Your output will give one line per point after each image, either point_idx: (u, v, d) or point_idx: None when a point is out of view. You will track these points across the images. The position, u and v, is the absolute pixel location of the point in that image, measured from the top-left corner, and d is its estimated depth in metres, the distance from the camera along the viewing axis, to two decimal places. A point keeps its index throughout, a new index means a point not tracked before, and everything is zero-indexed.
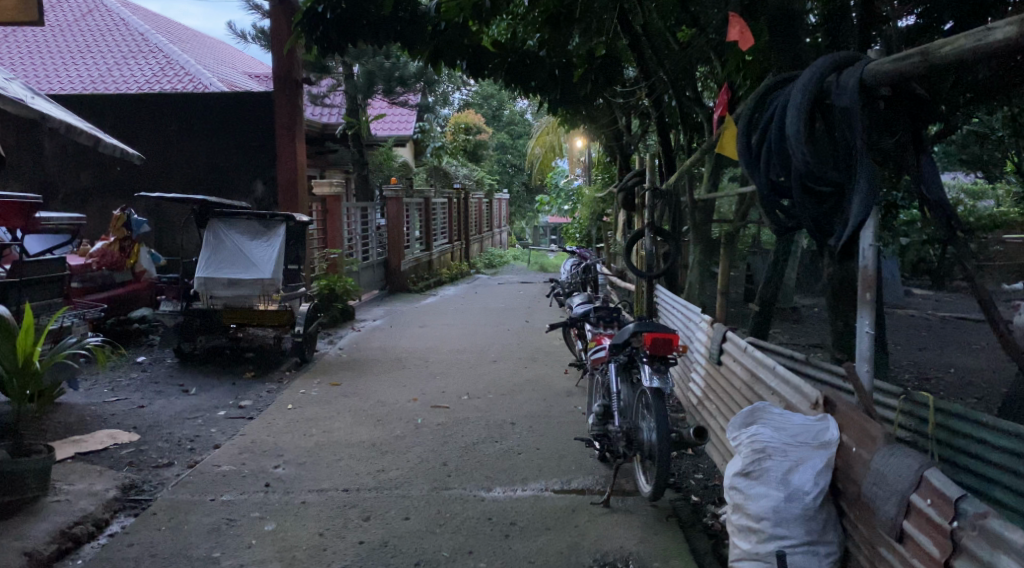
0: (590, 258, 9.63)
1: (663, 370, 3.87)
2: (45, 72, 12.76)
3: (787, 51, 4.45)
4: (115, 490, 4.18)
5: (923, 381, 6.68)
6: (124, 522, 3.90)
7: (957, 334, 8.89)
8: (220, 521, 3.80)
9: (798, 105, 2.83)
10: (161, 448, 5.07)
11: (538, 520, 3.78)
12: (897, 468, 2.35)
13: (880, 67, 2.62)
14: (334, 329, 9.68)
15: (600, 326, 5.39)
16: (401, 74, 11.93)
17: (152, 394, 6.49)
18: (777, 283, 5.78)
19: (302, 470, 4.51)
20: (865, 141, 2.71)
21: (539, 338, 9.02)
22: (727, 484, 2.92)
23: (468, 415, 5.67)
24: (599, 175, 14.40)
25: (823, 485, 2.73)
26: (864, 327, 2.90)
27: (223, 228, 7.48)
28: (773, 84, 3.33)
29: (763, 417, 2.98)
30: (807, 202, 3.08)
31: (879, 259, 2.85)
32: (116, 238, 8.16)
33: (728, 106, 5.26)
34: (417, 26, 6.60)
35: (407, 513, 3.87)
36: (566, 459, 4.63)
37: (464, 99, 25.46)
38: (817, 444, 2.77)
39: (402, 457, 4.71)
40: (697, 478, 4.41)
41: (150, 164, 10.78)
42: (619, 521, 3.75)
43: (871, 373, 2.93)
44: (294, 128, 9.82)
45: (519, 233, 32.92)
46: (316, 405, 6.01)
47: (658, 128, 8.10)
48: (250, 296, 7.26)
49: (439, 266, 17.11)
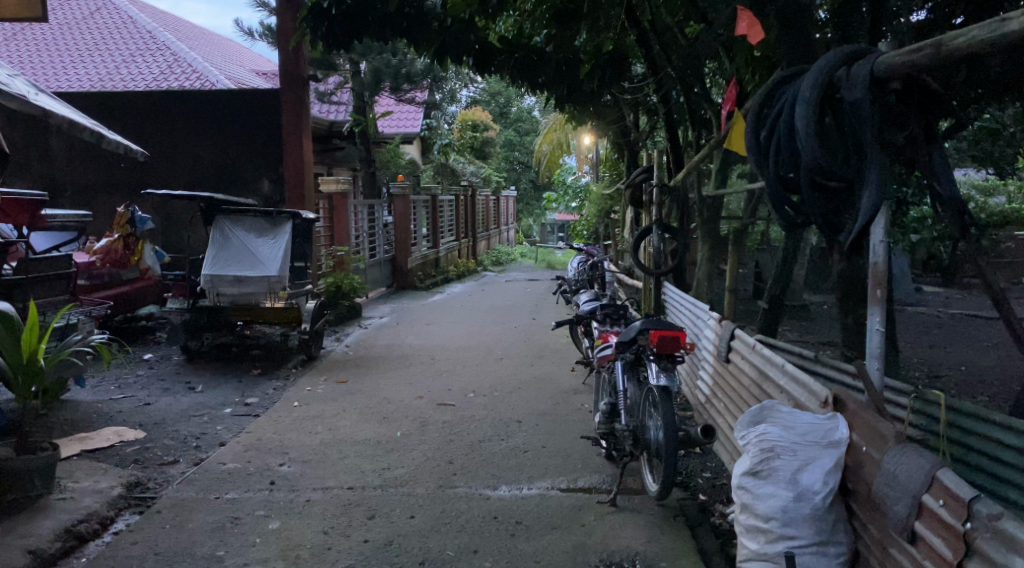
0: (597, 255, 9.59)
1: (671, 368, 3.83)
2: (53, 70, 12.79)
3: (796, 45, 4.39)
4: (120, 488, 4.17)
5: (934, 379, 6.61)
6: (129, 520, 3.90)
7: (967, 331, 8.82)
8: (224, 520, 3.79)
9: (807, 99, 2.78)
10: (167, 445, 5.06)
11: (543, 520, 3.74)
12: (908, 468, 2.31)
13: (891, 59, 2.56)
14: (341, 326, 9.69)
15: (607, 323, 5.37)
16: (407, 71, 11.91)
17: (159, 391, 6.49)
18: (786, 280, 5.73)
19: (307, 468, 4.49)
20: (875, 135, 2.65)
21: (545, 335, 9.00)
22: (734, 484, 2.89)
23: (474, 412, 5.66)
24: (606, 172, 14.37)
25: (833, 485, 2.68)
26: (875, 325, 2.86)
27: (229, 225, 7.48)
28: (782, 78, 3.29)
29: (771, 415, 2.93)
30: (817, 198, 3.03)
31: (890, 255, 2.80)
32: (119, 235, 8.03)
33: (736, 100, 5.21)
34: (423, 22, 6.54)
35: (411, 512, 3.84)
36: (572, 458, 4.60)
37: (471, 97, 25.48)
38: (827, 443, 2.73)
39: (408, 455, 4.69)
40: (704, 477, 4.37)
41: (157, 162, 10.79)
42: (625, 520, 3.72)
43: (881, 371, 2.89)
44: (300, 125, 9.84)
45: (526, 231, 32.89)
46: (323, 402, 6.01)
47: (666, 124, 8.05)
48: (257, 293, 7.26)
49: (446, 263, 17.11)
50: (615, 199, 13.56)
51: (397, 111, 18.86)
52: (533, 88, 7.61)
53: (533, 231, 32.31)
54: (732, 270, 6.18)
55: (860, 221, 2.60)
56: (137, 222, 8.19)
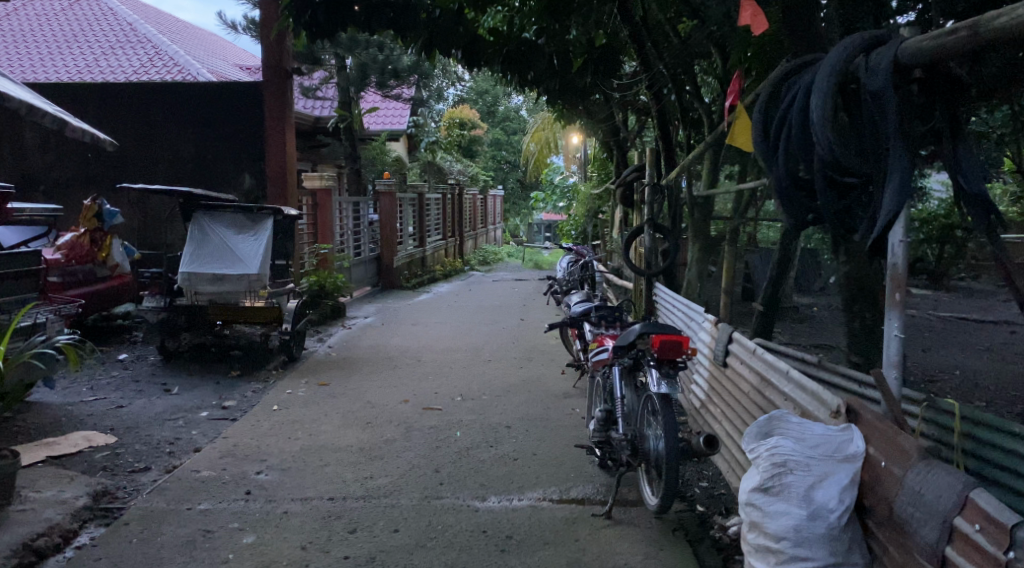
0: (587, 254, 9.40)
1: (672, 375, 3.63)
2: (29, 61, 12.45)
3: (802, 38, 4.17)
4: (85, 497, 3.91)
5: (930, 383, 6.48)
6: (94, 533, 3.64)
7: (961, 334, 8.71)
8: (195, 533, 3.56)
9: (823, 88, 2.62)
10: (139, 451, 4.82)
11: (536, 534, 3.54)
12: (937, 488, 2.13)
13: (917, 45, 2.40)
14: (324, 326, 9.45)
15: (601, 326, 5.19)
16: (394, 67, 11.66)
17: (133, 393, 6.23)
18: (784, 282, 5.56)
19: (286, 476, 4.27)
20: (898, 127, 2.48)
21: (533, 337, 8.80)
22: (742, 501, 2.71)
23: (462, 417, 5.45)
24: (594, 171, 14.22)
25: (849, 502, 2.51)
26: (893, 331, 2.69)
27: (208, 221, 7.17)
28: (790, 68, 3.13)
29: (781, 426, 2.74)
30: (829, 194, 2.86)
31: (910, 255, 2.63)
32: (86, 230, 7.74)
33: (739, 94, 5.00)
34: (411, 11, 6.25)
35: (395, 525, 3.63)
36: (564, 467, 4.40)
37: (459, 95, 25.29)
38: (841, 457, 2.55)
39: (392, 463, 4.48)
40: (701, 486, 4.19)
41: (135, 156, 10.48)
42: (622, 535, 3.53)
43: (899, 381, 2.72)
44: (284, 121, 9.60)
45: (514, 231, 32.39)
46: (304, 406, 5.77)
47: (659, 123, 7.74)
48: (236, 292, 7.02)
49: (432, 263, 16.88)
50: (603, 199, 13.42)
51: (384, 107, 18.63)
52: (523, 83, 7.43)
53: (520, 230, 32.09)
54: (726, 271, 6.00)
55: (882, 219, 2.42)
56: (105, 214, 7.81)
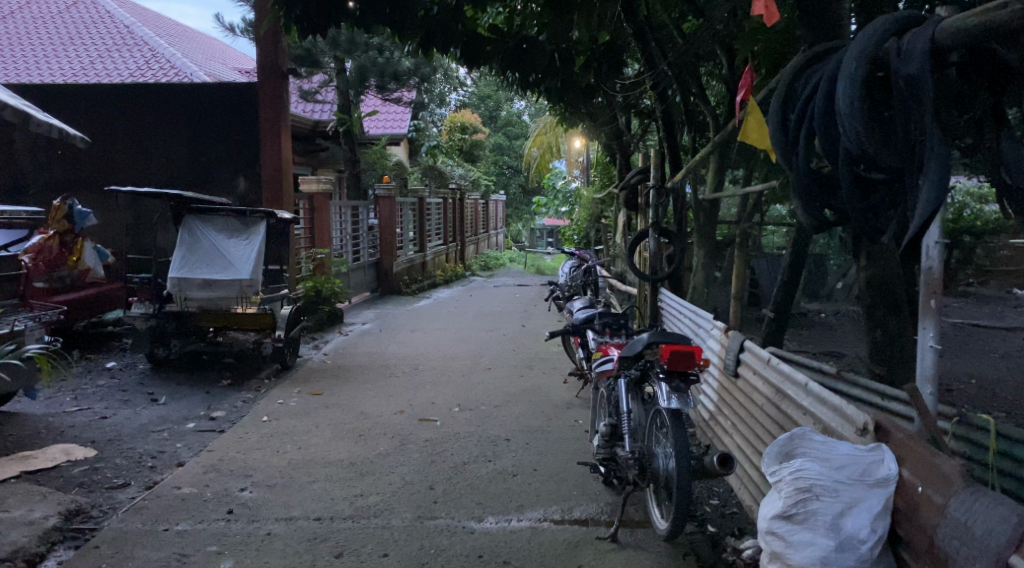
0: (590, 259, 9.14)
1: (683, 388, 3.37)
2: (22, 64, 12.26)
3: (822, 27, 3.89)
4: (56, 518, 3.67)
5: (946, 393, 6.19)
6: (61, 557, 3.38)
7: (975, 342, 8.42)
8: (171, 557, 3.32)
9: (852, 75, 2.39)
10: (119, 465, 4.58)
11: (535, 560, 3.29)
12: (986, 522, 1.89)
13: (956, 25, 2.17)
14: (321, 333, 9.23)
15: (606, 334, 4.97)
16: (394, 70, 11.42)
17: (119, 403, 6.00)
18: (796, 288, 5.31)
19: (271, 494, 4.02)
20: (934, 117, 2.23)
21: (533, 344, 8.57)
22: (763, 527, 2.48)
23: (459, 429, 5.21)
24: (597, 176, 13.73)
25: (882, 532, 2.27)
26: (927, 342, 2.45)
27: (199, 226, 6.97)
28: (808, 58, 2.92)
29: (803, 446, 2.49)
30: (854, 193, 2.63)
31: (946, 258, 2.40)
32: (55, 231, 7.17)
33: (751, 90, 4.82)
34: (410, 8, 5.88)
35: (385, 549, 3.38)
36: (566, 484, 4.15)
37: (460, 100, 25.05)
38: (872, 482, 2.30)
39: (384, 480, 4.23)
40: (712, 505, 3.94)
41: (126, 159, 10.27)
42: (627, 560, 3.29)
43: (935, 397, 2.46)
44: (280, 123, 9.39)
45: (515, 236, 32.04)
46: (294, 417, 5.54)
47: (665, 126, 7.44)
48: (226, 298, 6.77)
49: (433, 268, 16.65)
50: (607, 203, 13.18)
51: (383, 111, 18.44)
52: (524, 84, 7.16)
53: (522, 236, 31.92)
54: (735, 276, 5.73)
55: (918, 218, 2.17)
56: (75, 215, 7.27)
